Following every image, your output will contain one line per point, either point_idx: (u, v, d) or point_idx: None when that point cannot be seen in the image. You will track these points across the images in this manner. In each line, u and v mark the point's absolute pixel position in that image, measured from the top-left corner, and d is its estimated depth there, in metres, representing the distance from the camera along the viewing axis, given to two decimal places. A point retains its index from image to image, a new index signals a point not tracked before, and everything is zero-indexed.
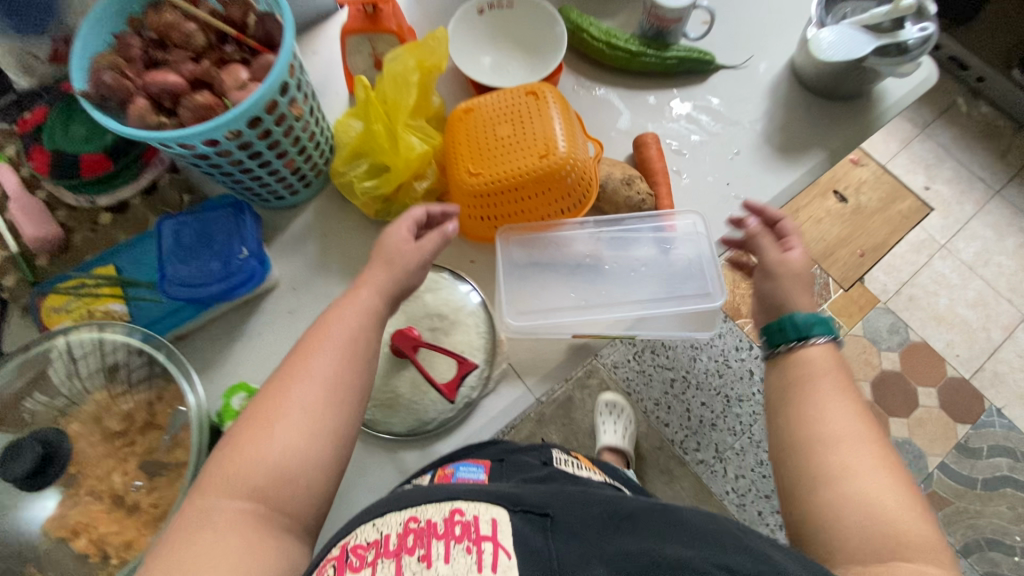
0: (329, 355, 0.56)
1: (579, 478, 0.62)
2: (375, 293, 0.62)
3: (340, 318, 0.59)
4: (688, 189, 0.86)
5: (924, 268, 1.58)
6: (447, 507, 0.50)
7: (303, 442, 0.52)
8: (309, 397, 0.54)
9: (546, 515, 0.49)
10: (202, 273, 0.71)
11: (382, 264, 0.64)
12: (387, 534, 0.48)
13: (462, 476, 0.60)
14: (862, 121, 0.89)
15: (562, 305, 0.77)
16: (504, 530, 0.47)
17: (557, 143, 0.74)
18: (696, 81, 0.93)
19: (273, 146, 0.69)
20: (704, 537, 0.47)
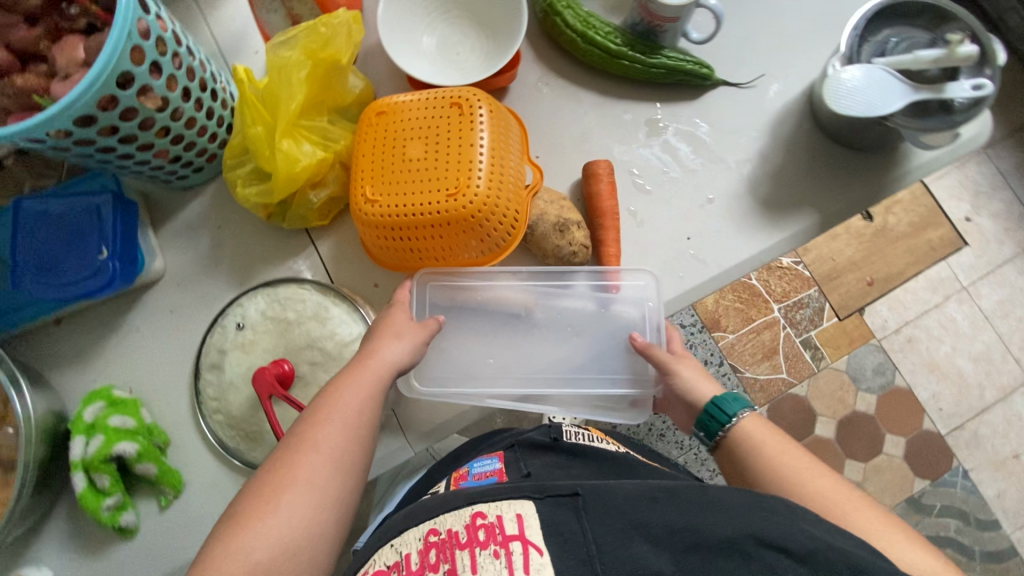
0: (337, 427, 0.50)
1: (596, 453, 0.61)
2: (387, 365, 0.56)
3: (348, 383, 0.53)
4: (641, 237, 0.73)
5: (934, 309, 1.30)
6: (466, 512, 0.45)
7: (308, 516, 0.45)
8: (315, 470, 0.47)
9: (577, 495, 0.44)
10: (56, 273, 0.63)
11: (389, 337, 0.59)
12: (407, 553, 0.45)
13: (478, 470, 0.59)
14: (876, 183, 0.73)
15: (479, 372, 0.68)
16: (532, 526, 0.42)
17: (473, 179, 0.61)
18: (686, 98, 0.76)
19: (128, 139, 0.58)
20: (744, 512, 0.41)
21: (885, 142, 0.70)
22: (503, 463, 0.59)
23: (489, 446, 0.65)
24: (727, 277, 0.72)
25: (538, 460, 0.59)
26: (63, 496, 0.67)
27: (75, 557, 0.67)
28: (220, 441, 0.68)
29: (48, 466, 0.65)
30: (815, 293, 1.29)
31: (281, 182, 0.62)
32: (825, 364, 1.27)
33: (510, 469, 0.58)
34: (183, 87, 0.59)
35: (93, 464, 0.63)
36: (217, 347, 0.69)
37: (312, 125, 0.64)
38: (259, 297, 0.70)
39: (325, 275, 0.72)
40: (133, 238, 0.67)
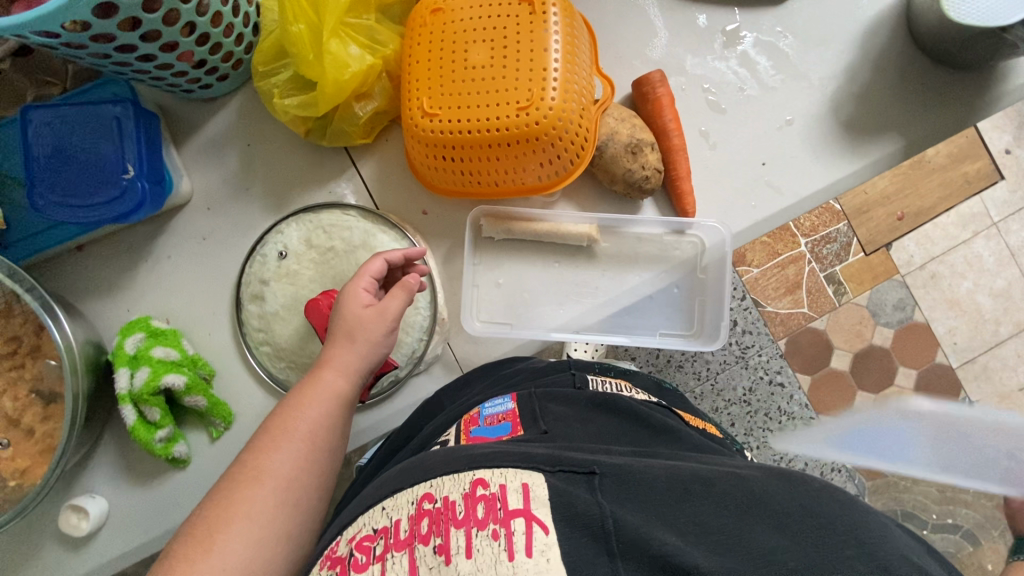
0: (285, 456, 0.50)
1: (618, 402, 0.54)
2: (342, 371, 0.54)
3: (301, 408, 0.52)
4: (712, 161, 0.67)
5: (962, 245, 1.27)
6: (467, 478, 0.42)
7: (246, 557, 0.45)
8: (260, 500, 0.47)
9: (594, 475, 0.41)
10: (77, 192, 0.57)
11: (344, 340, 0.54)
12: (397, 520, 0.41)
13: (490, 412, 0.53)
14: (968, 106, 0.67)
15: (550, 311, 0.68)
16: (539, 498, 0.39)
17: (547, 91, 0.54)
18: (768, 4, 0.68)
19: (150, 37, 0.50)
20: (793, 514, 0.38)
21: (984, 60, 0.63)
22: (517, 403, 0.53)
23: (513, 381, 0.59)
24: (802, 207, 0.67)
25: (557, 403, 0.53)
26: (111, 426, 0.66)
27: (127, 486, 0.66)
28: (269, 374, 0.66)
29: (94, 398, 0.62)
30: (843, 227, 1.25)
31: (327, 91, 0.55)
32: (847, 298, 1.25)
33: (524, 416, 0.51)
34: None
35: (142, 397, 0.60)
36: (259, 277, 0.65)
37: (358, 23, 0.56)
38: (299, 226, 0.65)
39: (369, 200, 0.66)
40: (158, 154, 0.61)
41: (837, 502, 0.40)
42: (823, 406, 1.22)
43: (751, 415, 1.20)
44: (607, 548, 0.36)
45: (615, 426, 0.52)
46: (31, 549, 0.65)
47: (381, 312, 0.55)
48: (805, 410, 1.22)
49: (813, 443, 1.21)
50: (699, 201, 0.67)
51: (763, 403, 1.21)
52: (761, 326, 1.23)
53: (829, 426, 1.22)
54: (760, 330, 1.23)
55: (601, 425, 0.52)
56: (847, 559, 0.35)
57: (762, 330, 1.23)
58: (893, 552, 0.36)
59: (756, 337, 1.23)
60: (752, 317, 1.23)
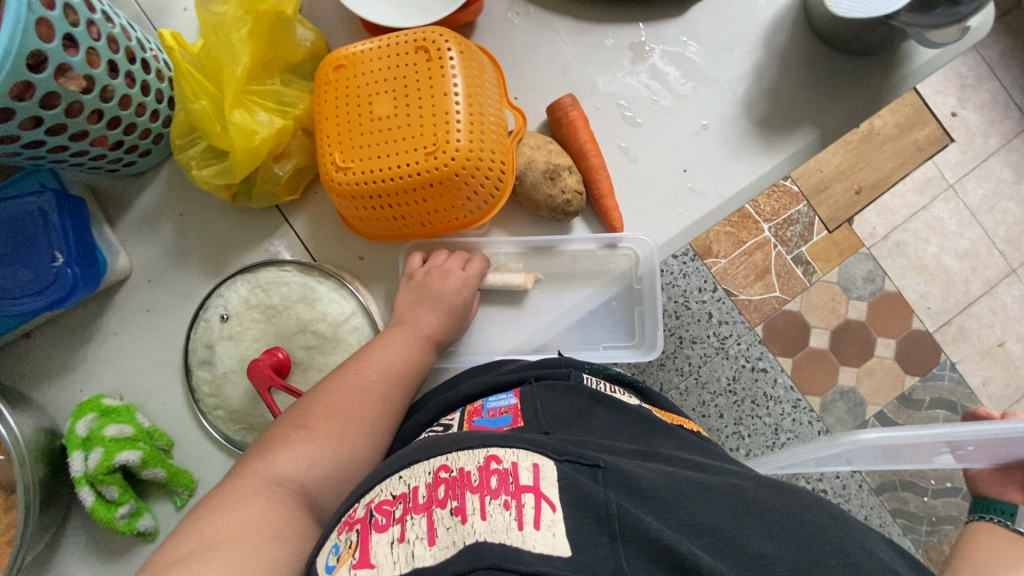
0: (375, 374, 0.58)
1: (617, 401, 0.56)
2: (424, 334, 0.63)
3: (394, 347, 0.61)
4: (635, 174, 0.69)
5: (922, 211, 1.29)
6: (480, 453, 0.43)
7: (340, 448, 0.53)
8: (353, 416, 0.55)
9: (598, 467, 0.42)
10: (9, 288, 0.58)
11: (426, 305, 0.63)
12: (415, 486, 0.42)
13: (494, 405, 0.55)
14: (877, 87, 0.68)
15: (497, 339, 0.69)
16: (547, 479, 0.41)
17: (452, 134, 0.56)
18: (670, 15, 0.69)
19: (58, 130, 0.51)
20: (785, 524, 0.41)
21: (885, 44, 0.65)
22: (518, 398, 0.55)
23: (511, 374, 0.59)
24: (728, 208, 0.69)
25: (556, 400, 0.55)
26: (75, 508, 0.66)
27: (99, 566, 0.66)
28: (225, 436, 0.66)
29: (51, 483, 0.63)
30: (803, 208, 1.27)
31: (239, 159, 0.56)
32: (816, 277, 1.27)
33: (526, 410, 0.53)
34: (107, 61, 0.52)
35: (98, 477, 0.61)
36: (205, 342, 0.65)
37: (263, 89, 0.58)
38: (239, 286, 0.66)
39: (305, 253, 0.67)
40: (88, 237, 0.62)
41: (828, 518, 0.43)
42: (808, 386, 1.24)
43: (738, 403, 1.21)
44: (609, 530, 0.37)
45: (616, 419, 0.54)
46: None
47: (452, 287, 0.64)
48: (789, 392, 1.23)
49: (803, 425, 1.22)
50: (626, 215, 0.68)
51: (749, 390, 1.22)
52: (735, 315, 1.24)
53: (816, 406, 1.23)
54: (736, 319, 1.24)
55: (600, 419, 0.53)
56: (830, 568, 0.39)
57: (737, 319, 1.24)
58: (857, 547, 0.41)
59: (733, 327, 1.24)
60: (726, 306, 1.24)
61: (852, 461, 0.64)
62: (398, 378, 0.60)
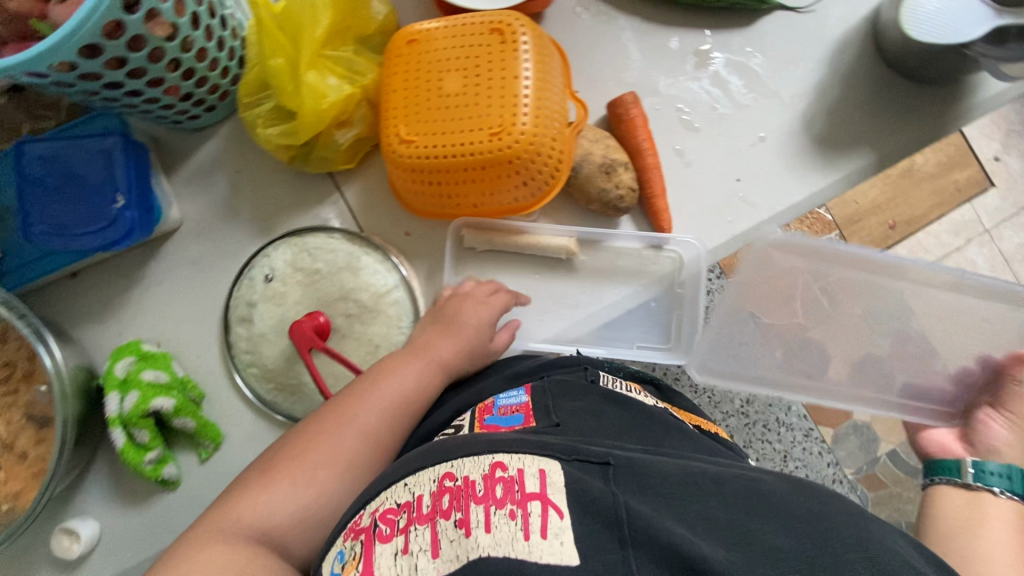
0: (376, 409, 0.54)
1: (632, 402, 0.54)
2: (437, 361, 0.59)
3: (399, 378, 0.56)
4: (689, 178, 0.69)
5: (955, 253, 1.26)
6: (485, 460, 0.42)
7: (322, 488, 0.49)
8: (344, 454, 0.51)
9: (607, 465, 0.40)
10: (70, 225, 0.60)
11: (442, 332, 0.60)
12: (420, 495, 0.42)
13: (504, 403, 0.54)
14: (938, 117, 0.68)
15: (531, 328, 0.69)
16: (556, 483, 0.39)
17: (518, 117, 0.56)
18: (738, 25, 0.70)
19: (137, 74, 0.52)
20: (801, 516, 0.37)
21: (953, 74, 0.65)
22: (529, 397, 0.54)
23: (521, 374, 0.59)
24: (779, 222, 0.69)
25: (569, 399, 0.53)
26: (102, 448, 0.67)
27: (119, 508, 0.67)
28: (258, 396, 0.67)
29: (86, 421, 0.64)
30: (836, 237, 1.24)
31: (307, 121, 0.57)
32: None
33: (537, 409, 0.51)
34: (191, 13, 0.53)
35: (131, 419, 0.62)
36: (247, 300, 0.66)
37: (336, 55, 0.59)
38: (285, 249, 0.66)
39: (354, 223, 0.68)
40: (148, 184, 0.63)
41: (850, 511, 0.38)
42: None
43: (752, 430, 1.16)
44: (618, 536, 0.35)
45: (625, 419, 0.52)
46: None
47: (470, 321, 0.62)
48: None
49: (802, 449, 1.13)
50: (675, 217, 0.68)
51: None
52: None
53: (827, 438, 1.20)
54: None
55: (612, 419, 0.51)
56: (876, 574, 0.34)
57: None
58: (897, 558, 0.35)
59: None
60: None
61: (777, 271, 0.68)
62: (409, 407, 0.56)
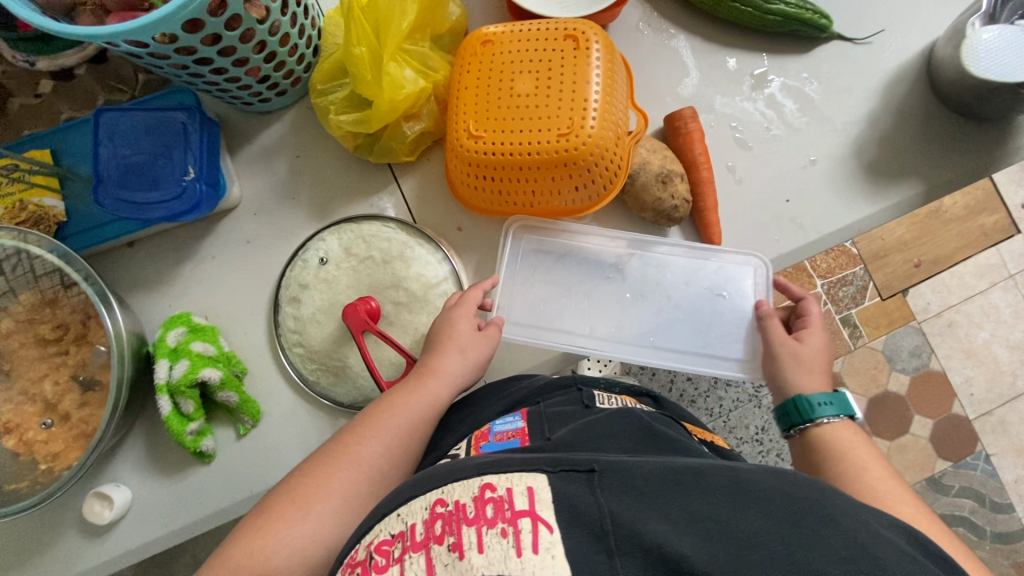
0: (379, 442, 0.51)
1: (627, 411, 0.52)
2: (447, 381, 0.57)
3: (402, 405, 0.54)
4: (738, 195, 0.70)
5: (978, 296, 1.24)
6: (474, 483, 0.38)
7: (325, 529, 0.46)
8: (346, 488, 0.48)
9: (593, 471, 0.37)
10: (139, 193, 0.61)
11: (450, 350, 0.58)
12: (412, 524, 0.38)
13: (500, 428, 0.52)
14: (987, 156, 0.69)
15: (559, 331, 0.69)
16: (543, 499, 0.36)
17: (587, 120, 0.58)
18: (795, 51, 0.71)
19: (226, 52, 0.54)
20: (776, 500, 0.35)
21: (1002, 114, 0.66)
22: (526, 421, 0.52)
23: (523, 398, 0.56)
24: (826, 245, 0.70)
25: (564, 423, 0.50)
26: (142, 417, 0.68)
27: (151, 477, 0.68)
28: (300, 375, 0.68)
29: (134, 386, 0.65)
30: (859, 271, 1.16)
31: (382, 109, 0.59)
32: (862, 342, 1.19)
33: (533, 430, 0.50)
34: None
35: (179, 388, 0.63)
36: (298, 281, 0.67)
37: (414, 50, 0.62)
38: (341, 235, 0.68)
39: (408, 214, 0.69)
40: (216, 161, 0.65)
41: (818, 490, 0.37)
42: None
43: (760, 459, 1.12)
44: (606, 546, 0.33)
45: (619, 429, 0.48)
46: (50, 537, 0.67)
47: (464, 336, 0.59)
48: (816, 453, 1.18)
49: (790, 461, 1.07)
50: (724, 232, 0.70)
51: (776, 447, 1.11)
52: None
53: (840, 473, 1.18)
54: None
55: (606, 429, 0.48)
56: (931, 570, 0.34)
57: None
58: (868, 533, 0.34)
59: None
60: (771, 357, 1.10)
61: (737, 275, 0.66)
62: (414, 434, 0.53)
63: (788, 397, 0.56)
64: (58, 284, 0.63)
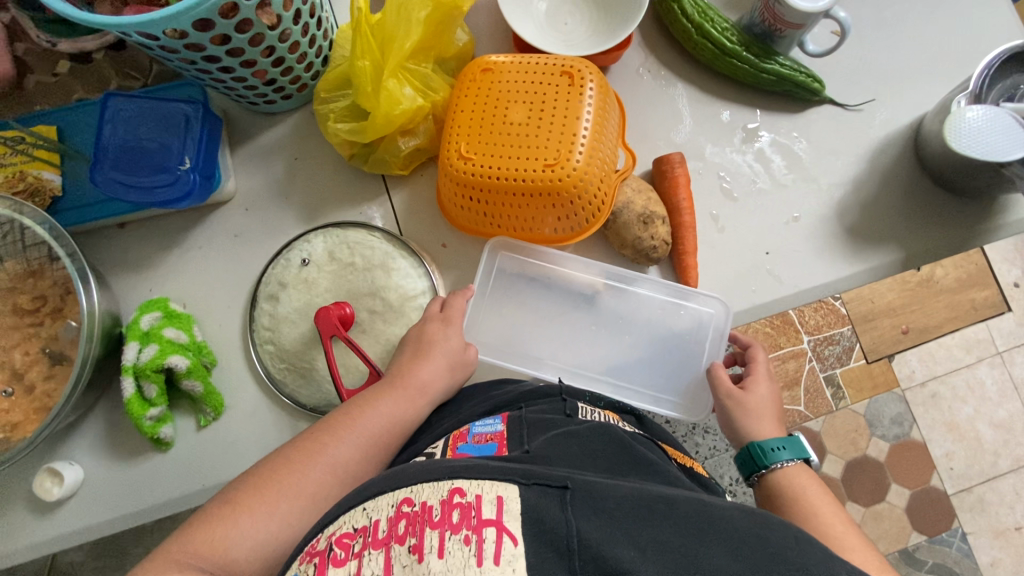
0: (350, 439, 0.52)
1: (608, 430, 0.51)
2: (422, 385, 0.58)
3: (376, 402, 0.56)
4: (720, 244, 0.71)
5: (964, 369, 1.24)
6: (444, 485, 0.37)
7: (280, 519, 0.47)
8: (307, 481, 0.49)
9: (566, 488, 0.36)
10: (133, 178, 0.63)
11: (423, 355, 0.60)
12: (377, 520, 0.37)
13: (480, 431, 0.50)
14: (967, 231, 0.71)
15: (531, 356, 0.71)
16: (512, 511, 0.35)
17: (573, 154, 0.60)
18: (788, 110, 0.74)
19: (235, 53, 0.57)
20: (749, 543, 0.35)
21: (985, 192, 0.68)
22: (506, 425, 0.51)
23: (502, 403, 0.56)
24: (801, 301, 0.70)
25: (546, 430, 0.49)
26: (106, 396, 0.68)
27: (105, 458, 0.67)
28: (266, 371, 0.68)
29: (101, 365, 0.65)
30: (847, 332, 1.16)
31: (378, 122, 0.61)
32: (844, 403, 1.17)
33: (511, 437, 0.48)
34: (296, 9, 0.58)
35: (144, 371, 0.63)
36: (278, 279, 0.68)
37: (416, 69, 0.64)
38: (326, 238, 0.69)
39: (395, 225, 0.71)
40: (214, 154, 0.67)
41: (795, 536, 0.37)
42: None
43: None
44: (568, 566, 0.32)
45: (600, 448, 0.48)
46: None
47: (441, 344, 0.61)
48: None
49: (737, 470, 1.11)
50: (702, 276, 0.71)
51: None
52: None
53: None
54: None
55: (586, 445, 0.47)
56: None
57: None
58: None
59: None
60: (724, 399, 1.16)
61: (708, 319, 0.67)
62: (383, 437, 0.54)
63: (744, 446, 0.57)
64: (43, 256, 0.64)
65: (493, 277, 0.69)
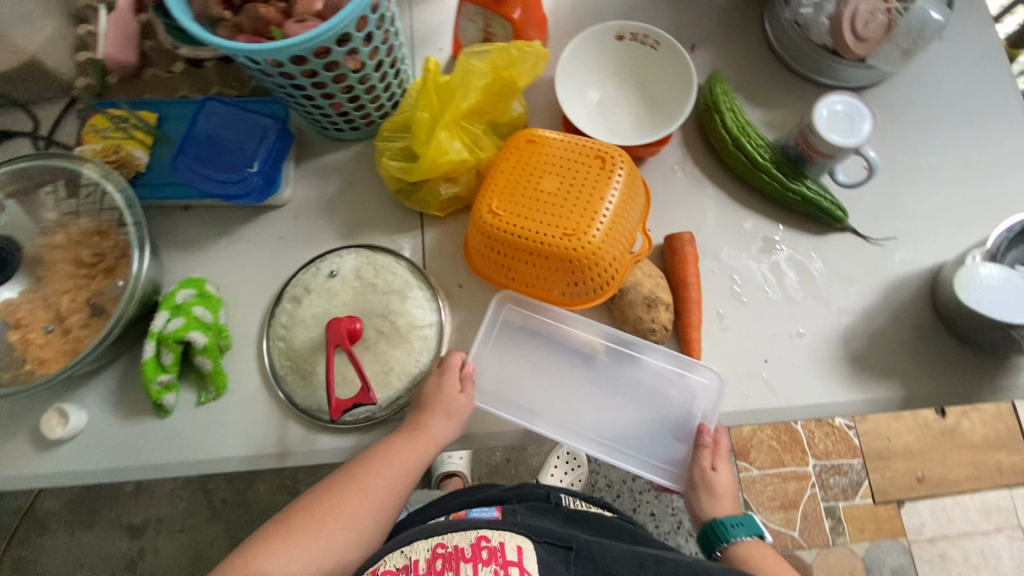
0: (376, 483, 0.61)
1: (587, 519, 0.71)
2: (435, 440, 0.64)
3: (396, 452, 0.63)
4: (720, 342, 0.73)
5: (980, 535, 1.12)
6: (473, 533, 0.57)
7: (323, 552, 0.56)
8: (342, 518, 0.59)
9: (571, 549, 0.57)
10: (207, 170, 0.71)
11: (441, 413, 0.65)
12: (416, 559, 0.56)
13: (476, 515, 0.69)
14: (973, 382, 0.70)
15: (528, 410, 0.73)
16: (531, 558, 0.55)
17: (594, 228, 0.64)
18: (809, 230, 0.77)
19: (318, 85, 0.66)
20: None
21: (999, 348, 0.67)
22: (499, 513, 0.69)
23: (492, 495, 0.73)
24: (790, 416, 0.71)
25: (540, 515, 0.69)
26: (128, 354, 0.74)
27: (109, 410, 0.72)
28: (272, 365, 0.73)
29: (131, 326, 0.72)
30: (857, 465, 1.14)
31: (424, 166, 0.68)
32: (842, 540, 1.10)
33: (506, 510, 0.69)
34: (379, 60, 0.67)
35: (166, 340, 0.69)
36: (305, 284, 0.74)
37: (468, 127, 0.71)
38: (356, 257, 0.75)
39: (421, 258, 0.76)
40: (280, 165, 0.75)
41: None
42: None
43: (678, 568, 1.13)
44: None
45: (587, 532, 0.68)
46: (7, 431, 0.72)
47: (447, 397, 0.66)
48: None
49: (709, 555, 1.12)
50: None
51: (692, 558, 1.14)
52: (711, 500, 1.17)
53: None
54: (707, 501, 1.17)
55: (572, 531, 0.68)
56: None
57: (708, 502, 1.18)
58: None
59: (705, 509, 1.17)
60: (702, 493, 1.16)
61: (706, 394, 0.69)
62: (401, 487, 0.62)
63: None
64: (112, 219, 0.73)
65: (498, 328, 0.73)
